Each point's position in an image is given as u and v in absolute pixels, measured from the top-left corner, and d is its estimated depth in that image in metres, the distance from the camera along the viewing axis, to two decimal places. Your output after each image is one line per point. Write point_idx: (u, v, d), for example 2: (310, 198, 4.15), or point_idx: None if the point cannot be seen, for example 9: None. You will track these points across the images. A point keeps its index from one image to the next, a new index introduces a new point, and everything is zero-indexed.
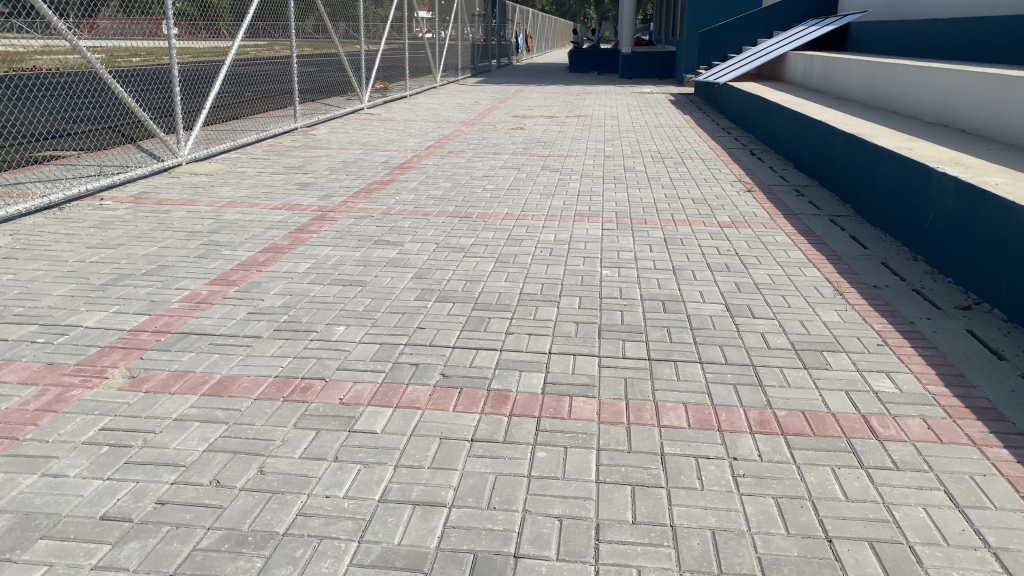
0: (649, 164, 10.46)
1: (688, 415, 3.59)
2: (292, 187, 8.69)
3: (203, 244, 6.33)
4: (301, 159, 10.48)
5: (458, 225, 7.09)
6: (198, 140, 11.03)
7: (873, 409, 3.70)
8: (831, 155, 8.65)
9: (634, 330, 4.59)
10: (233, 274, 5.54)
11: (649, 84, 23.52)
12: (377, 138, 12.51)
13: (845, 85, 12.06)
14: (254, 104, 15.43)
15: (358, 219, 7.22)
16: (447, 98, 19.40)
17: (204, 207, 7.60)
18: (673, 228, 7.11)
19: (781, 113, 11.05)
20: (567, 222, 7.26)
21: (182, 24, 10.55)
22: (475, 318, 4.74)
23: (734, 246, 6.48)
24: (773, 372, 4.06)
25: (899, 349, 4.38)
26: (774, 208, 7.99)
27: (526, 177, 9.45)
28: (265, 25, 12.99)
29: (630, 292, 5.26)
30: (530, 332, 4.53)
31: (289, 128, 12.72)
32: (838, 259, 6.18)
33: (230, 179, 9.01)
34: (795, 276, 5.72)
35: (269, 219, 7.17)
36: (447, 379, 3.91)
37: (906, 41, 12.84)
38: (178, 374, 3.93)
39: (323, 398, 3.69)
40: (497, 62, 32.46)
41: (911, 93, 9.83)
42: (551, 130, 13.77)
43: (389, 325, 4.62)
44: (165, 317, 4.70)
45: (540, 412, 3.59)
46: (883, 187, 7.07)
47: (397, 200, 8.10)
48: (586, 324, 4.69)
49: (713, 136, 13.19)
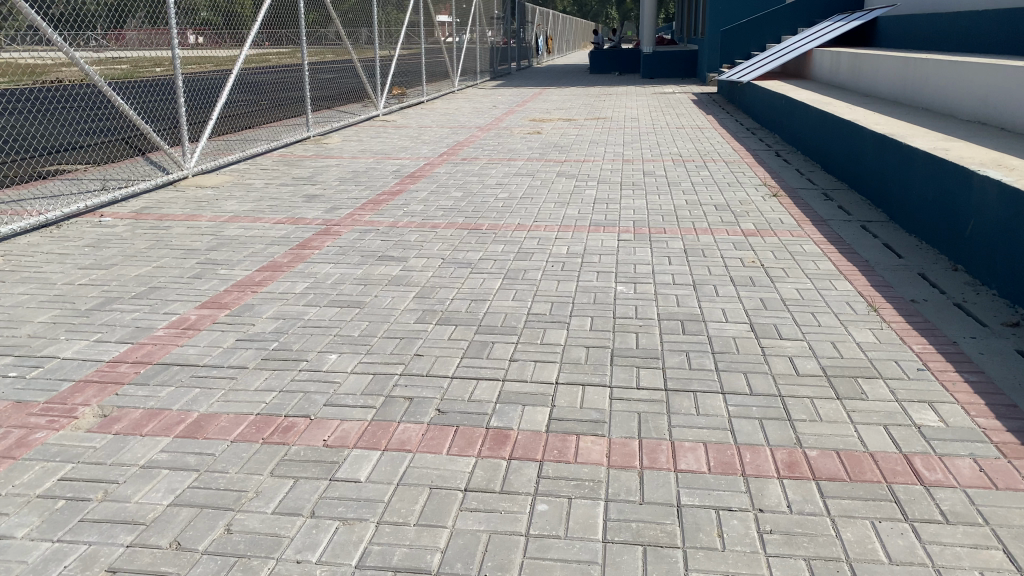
0: (669, 168, 10.07)
1: (708, 457, 3.23)
2: (299, 199, 8.42)
3: (199, 263, 6.06)
4: (310, 169, 10.22)
5: (466, 238, 6.77)
6: (207, 151, 10.82)
7: (916, 447, 3.31)
8: (862, 157, 8.21)
9: (650, 355, 4.22)
10: (226, 296, 5.24)
11: (670, 84, 23.06)
12: (391, 146, 12.23)
13: (874, 82, 11.58)
14: (268, 113, 15.23)
15: (363, 233, 6.92)
16: (464, 103, 19.10)
17: (206, 222, 7.35)
18: (694, 237, 6.73)
19: (807, 112, 10.60)
20: (581, 233, 6.90)
21: (205, 33, 10.75)
22: (477, 344, 4.39)
23: (759, 258, 6.09)
24: (803, 404, 3.68)
25: (942, 375, 3.98)
26: (801, 214, 7.58)
27: (541, 184, 9.11)
28: (288, 33, 12.84)
29: (645, 311, 4.89)
30: (535, 359, 4.18)
31: (301, 137, 12.48)
32: (871, 270, 5.77)
33: (236, 192, 8.77)
34: (824, 290, 5.32)
35: (270, 234, 6.89)
36: (443, 416, 3.56)
37: (937, 35, 12.32)
38: (152, 414, 3.63)
39: (306, 439, 3.37)
40: (516, 65, 32.12)
41: (944, 91, 9.36)
42: (569, 134, 13.41)
43: (385, 352, 4.29)
44: (149, 346, 4.42)
45: (542, 455, 3.24)
46: (918, 191, 6.64)
47: (405, 212, 7.79)
48: (598, 349, 4.32)
49: (736, 137, 12.77)
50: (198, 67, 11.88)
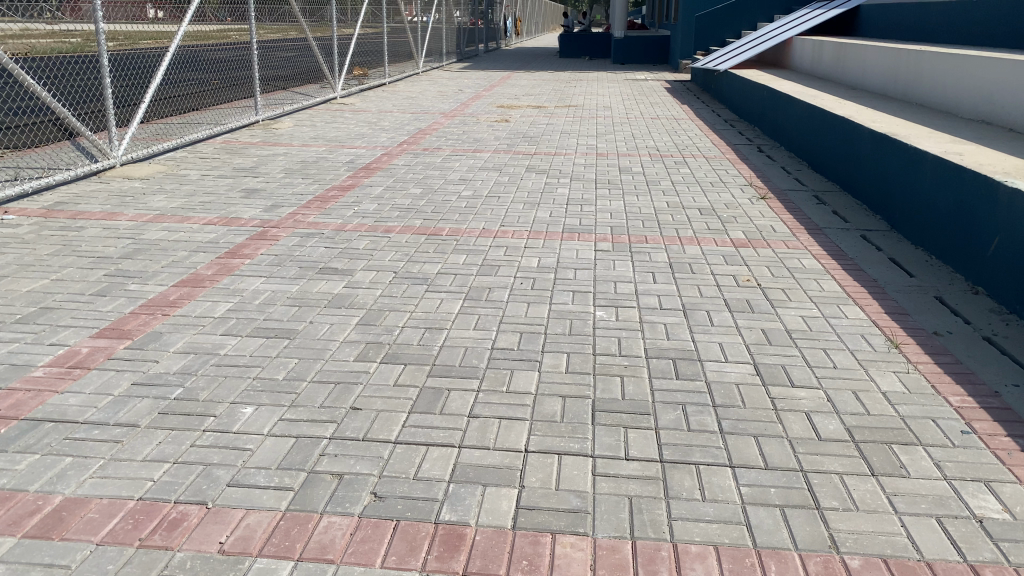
0: (646, 163, 9.34)
1: (723, 570, 2.49)
2: (237, 194, 7.54)
3: (108, 275, 5.18)
4: (255, 158, 9.32)
5: (422, 246, 5.96)
6: (141, 137, 9.84)
7: (984, 554, 2.59)
8: (858, 159, 7.52)
9: (640, 409, 3.46)
10: (129, 323, 4.38)
11: (642, 70, 22.30)
12: (347, 133, 11.34)
13: (863, 75, 10.91)
14: (216, 94, 14.23)
15: (305, 238, 6.08)
16: (429, 86, 18.19)
17: (125, 222, 6.46)
18: (679, 247, 6.00)
19: (793, 105, 9.92)
20: (553, 240, 6.14)
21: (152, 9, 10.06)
22: (429, 392, 3.59)
23: (754, 275, 5.36)
24: (832, 486, 2.95)
25: (992, 441, 3.27)
26: (795, 220, 6.89)
27: (509, 180, 8.32)
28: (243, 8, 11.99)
29: (631, 347, 4.14)
30: (499, 416, 3.39)
31: (248, 121, 11.53)
32: (883, 292, 5.07)
33: (167, 185, 7.85)
34: (833, 318, 4.61)
35: (197, 238, 6.03)
36: (380, 504, 2.78)
37: (927, 24, 11.68)
38: (1, 499, 2.79)
39: (196, 543, 2.57)
40: (485, 47, 31.19)
41: (942, 87, 8.72)
42: (539, 123, 12.61)
43: (314, 404, 3.48)
44: (19, 394, 3.55)
45: (508, 567, 2.48)
46: (929, 201, 5.95)
47: (355, 211, 6.97)
48: (576, 401, 3.54)
49: (714, 129, 12.08)
50: (129, 40, 10.85)
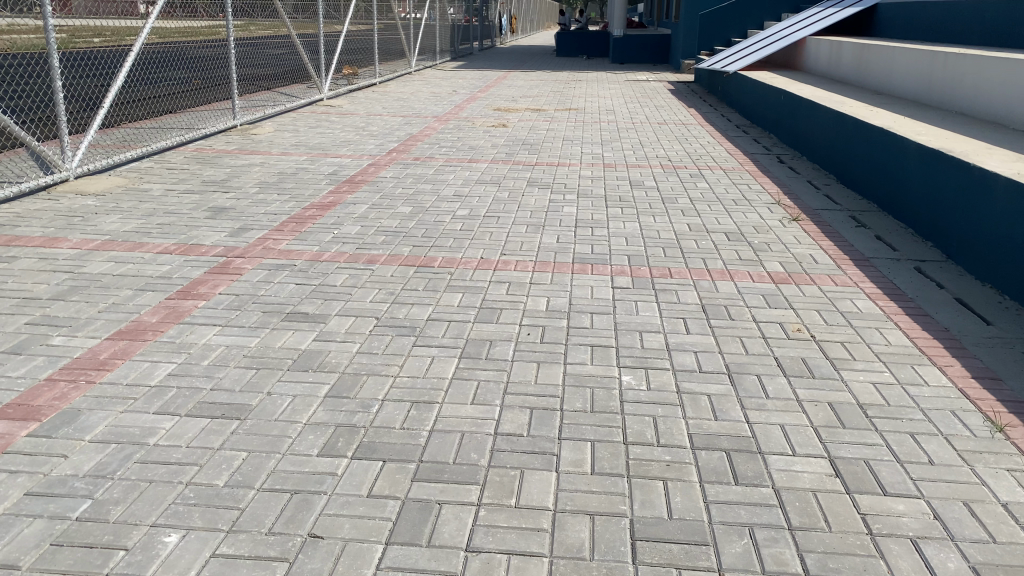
0: (659, 176, 8.50)
1: None
2: (202, 214, 6.66)
3: (30, 324, 4.30)
4: (228, 170, 8.43)
5: (411, 282, 5.10)
6: (102, 145, 8.93)
7: None
8: (902, 178, 6.69)
9: (696, 539, 2.61)
10: (40, 396, 3.50)
11: (642, 71, 21.39)
12: (332, 139, 10.44)
13: (891, 80, 10.09)
14: (194, 95, 13.31)
15: (273, 272, 5.22)
16: (421, 86, 17.28)
17: (66, 250, 5.57)
18: (710, 283, 5.15)
19: (818, 111, 9.07)
20: (562, 275, 5.28)
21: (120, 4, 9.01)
22: (414, 509, 2.73)
23: (805, 323, 4.51)
24: None
25: None
26: (837, 247, 6.05)
27: (508, 197, 7.47)
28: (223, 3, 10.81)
29: (673, 432, 3.28)
30: (508, 551, 2.53)
31: (225, 125, 10.63)
32: (961, 348, 4.24)
33: (124, 202, 6.96)
34: (912, 386, 3.77)
35: (146, 272, 5.15)
36: None
37: (955, 25, 10.87)
38: None
39: None
40: (480, 44, 30.24)
41: (986, 96, 7.88)
42: (539, 128, 11.75)
43: (260, 530, 2.62)
44: None
45: None
46: (999, 231, 5.11)
47: (335, 236, 6.10)
48: (609, 523, 2.69)
49: (728, 136, 11.23)
50: (110, 36, 9.93)
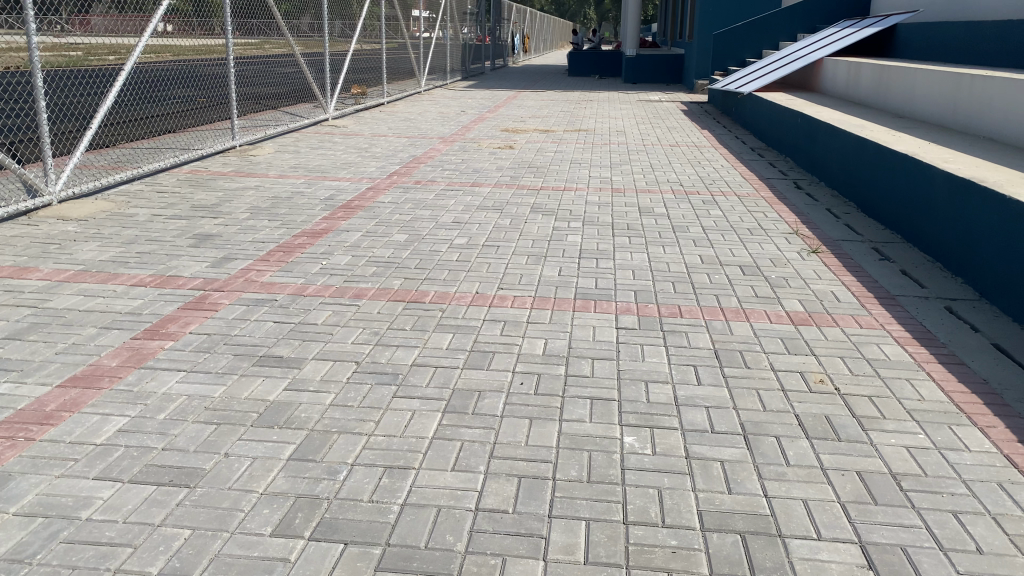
0: (670, 202, 8.11)
1: None
2: (185, 242, 6.31)
3: None
4: (220, 193, 8.09)
5: (399, 320, 4.72)
6: (92, 167, 8.62)
7: None
8: (929, 209, 6.28)
9: None
10: None
11: (655, 91, 21.08)
12: (332, 161, 10.12)
13: (912, 102, 9.69)
14: (196, 113, 13.06)
15: (250, 308, 4.85)
16: (430, 106, 16.99)
17: (34, 282, 5.23)
18: (723, 325, 4.73)
19: (838, 135, 8.67)
20: (563, 313, 4.88)
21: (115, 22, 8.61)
22: None
23: (828, 372, 4.10)
24: None
25: None
26: (860, 283, 5.63)
27: (510, 224, 7.09)
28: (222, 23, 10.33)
29: (680, 509, 2.86)
30: None
31: (222, 147, 10.33)
32: (1001, 403, 3.81)
33: (106, 228, 6.63)
34: (952, 451, 3.34)
35: (115, 307, 4.79)
36: None
37: (978, 45, 10.46)
38: None
39: None
40: (491, 64, 30.01)
41: (1015, 120, 7.45)
42: (546, 151, 11.39)
43: None
44: None
45: None
46: None
47: (322, 267, 5.73)
48: None
49: (742, 160, 10.84)
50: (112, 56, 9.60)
